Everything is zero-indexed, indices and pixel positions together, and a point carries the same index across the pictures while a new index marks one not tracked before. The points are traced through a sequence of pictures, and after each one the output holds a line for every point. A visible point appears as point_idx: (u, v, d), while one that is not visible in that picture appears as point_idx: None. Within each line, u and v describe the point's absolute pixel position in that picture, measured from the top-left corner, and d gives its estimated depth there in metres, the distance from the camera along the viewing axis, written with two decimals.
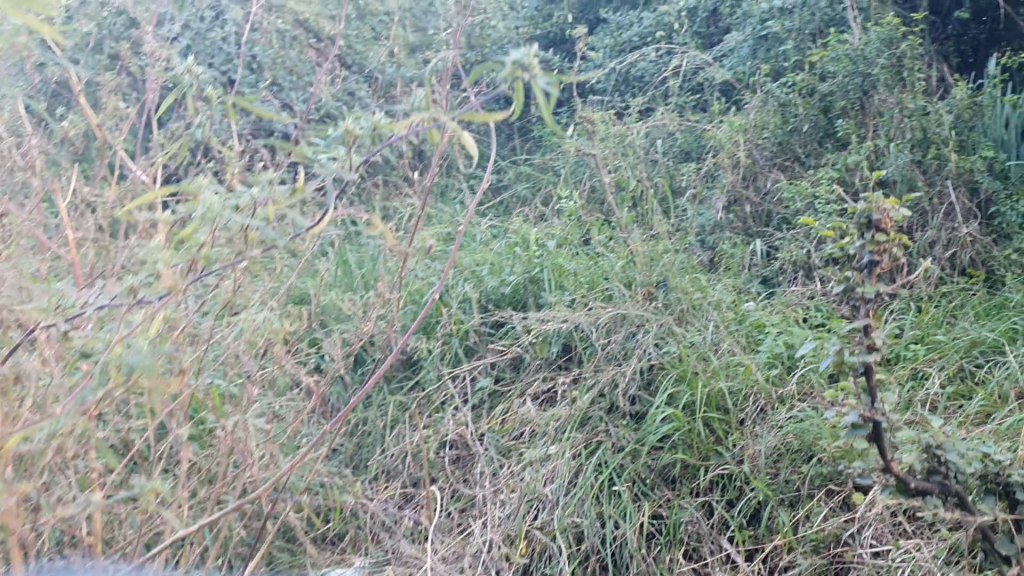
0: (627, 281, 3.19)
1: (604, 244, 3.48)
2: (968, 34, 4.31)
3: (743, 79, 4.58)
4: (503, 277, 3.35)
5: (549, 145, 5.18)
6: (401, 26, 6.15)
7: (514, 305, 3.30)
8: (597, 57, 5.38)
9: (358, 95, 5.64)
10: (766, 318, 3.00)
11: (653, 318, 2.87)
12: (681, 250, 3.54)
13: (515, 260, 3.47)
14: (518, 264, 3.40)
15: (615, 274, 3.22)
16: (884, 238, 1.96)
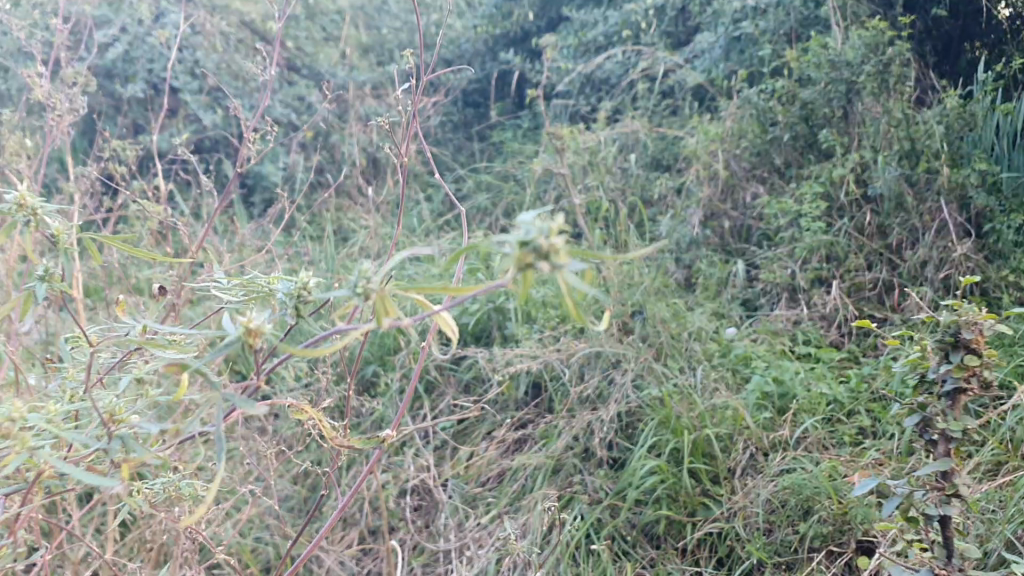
0: (601, 310, 2.98)
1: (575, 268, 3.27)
2: (940, 29, 3.91)
3: (716, 83, 4.39)
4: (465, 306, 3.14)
5: (510, 151, 5.35)
6: (355, 26, 5.91)
7: (478, 336, 3.08)
8: (561, 58, 5.19)
9: (310, 100, 5.38)
10: (752, 351, 2.78)
11: (629, 354, 2.68)
12: (656, 272, 3.33)
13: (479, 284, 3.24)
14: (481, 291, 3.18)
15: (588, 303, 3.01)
16: (974, 362, 1.59)
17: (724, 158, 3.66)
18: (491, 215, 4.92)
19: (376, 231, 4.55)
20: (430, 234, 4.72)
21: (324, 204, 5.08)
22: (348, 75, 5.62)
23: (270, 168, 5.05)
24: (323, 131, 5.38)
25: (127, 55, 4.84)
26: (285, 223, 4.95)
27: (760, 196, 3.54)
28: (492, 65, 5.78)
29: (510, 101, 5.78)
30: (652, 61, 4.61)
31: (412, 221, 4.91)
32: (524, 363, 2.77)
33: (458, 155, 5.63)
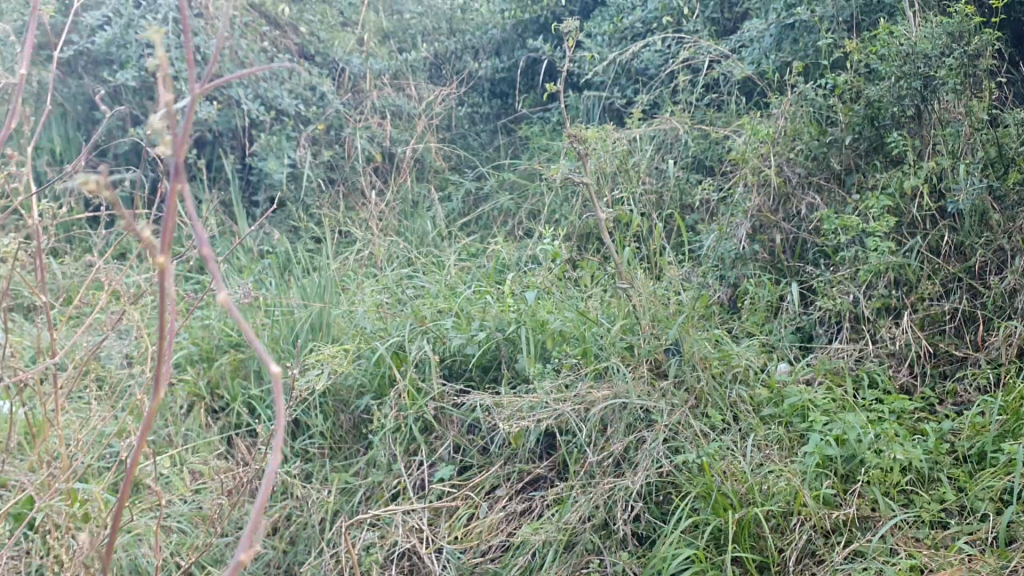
0: (627, 347, 2.56)
1: (600, 289, 2.86)
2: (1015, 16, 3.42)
3: (767, 77, 3.98)
4: (471, 332, 2.76)
5: (535, 147, 4.95)
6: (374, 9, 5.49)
7: (484, 368, 2.74)
8: (595, 46, 4.76)
9: (321, 90, 4.97)
10: (810, 399, 2.33)
11: (661, 409, 2.31)
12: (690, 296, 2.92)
13: (489, 307, 2.85)
14: (491, 315, 2.79)
15: (613, 337, 2.58)
16: None
17: (776, 163, 3.19)
18: (511, 221, 4.57)
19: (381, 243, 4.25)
20: (444, 246, 4.40)
21: (333, 208, 4.77)
22: (365, 64, 5.28)
23: (269, 167, 4.69)
24: (334, 124, 4.95)
25: (117, 40, 4.62)
26: (287, 229, 4.67)
27: (818, 208, 3.09)
28: (519, 52, 5.30)
29: (538, 92, 5.30)
30: (693, 50, 4.18)
31: (425, 229, 4.57)
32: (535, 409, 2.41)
33: (483, 151, 5.27)
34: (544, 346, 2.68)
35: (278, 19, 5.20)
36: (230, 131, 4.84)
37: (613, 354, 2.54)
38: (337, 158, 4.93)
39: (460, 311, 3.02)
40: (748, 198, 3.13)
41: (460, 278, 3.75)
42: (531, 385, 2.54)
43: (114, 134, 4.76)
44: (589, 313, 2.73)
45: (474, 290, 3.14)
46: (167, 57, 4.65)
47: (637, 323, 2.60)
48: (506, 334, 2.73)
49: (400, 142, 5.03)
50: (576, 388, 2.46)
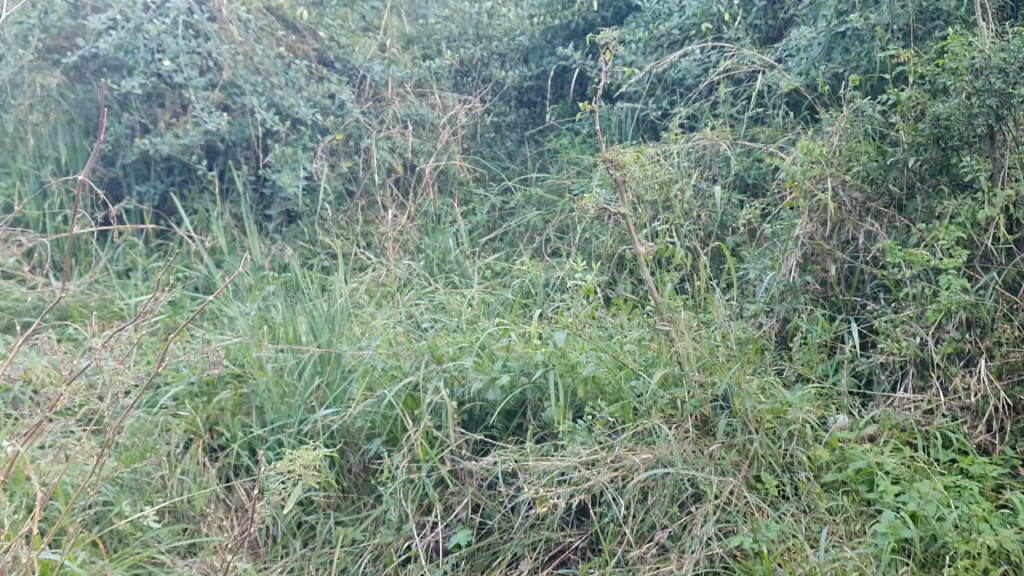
0: (669, 398, 2.31)
1: (638, 323, 2.63)
2: None
3: (814, 88, 3.74)
4: (494, 374, 2.51)
5: (563, 160, 4.70)
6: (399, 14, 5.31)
7: (509, 415, 2.49)
8: (631, 54, 4.56)
9: (339, 99, 4.74)
10: (879, 464, 2.18)
11: (710, 479, 2.14)
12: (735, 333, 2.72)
13: (515, 346, 2.59)
14: (516, 355, 2.53)
15: (652, 388, 2.33)
16: None
17: (831, 187, 2.93)
18: (538, 242, 4.31)
19: (397, 268, 4.01)
20: (467, 270, 4.15)
21: (350, 225, 4.53)
22: (387, 71, 5.05)
23: (282, 181, 4.44)
24: (354, 134, 4.70)
25: (124, 45, 4.40)
26: (301, 248, 4.43)
27: (877, 235, 2.86)
28: (549, 60, 5.12)
29: (569, 101, 5.07)
30: (736, 60, 3.93)
31: (447, 250, 4.33)
32: (566, 476, 2.21)
33: (510, 162, 5.03)
34: (575, 394, 2.44)
35: (297, 24, 5.00)
36: (243, 140, 4.56)
37: (654, 411, 2.30)
38: (356, 170, 4.67)
39: (482, 347, 2.76)
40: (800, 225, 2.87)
41: (483, 306, 3.50)
42: (563, 439, 2.30)
43: (121, 144, 4.54)
44: (626, 356, 2.48)
45: (498, 325, 2.89)
46: (177, 63, 4.42)
47: (680, 372, 2.36)
48: (532, 380, 2.47)
49: (422, 153, 4.78)
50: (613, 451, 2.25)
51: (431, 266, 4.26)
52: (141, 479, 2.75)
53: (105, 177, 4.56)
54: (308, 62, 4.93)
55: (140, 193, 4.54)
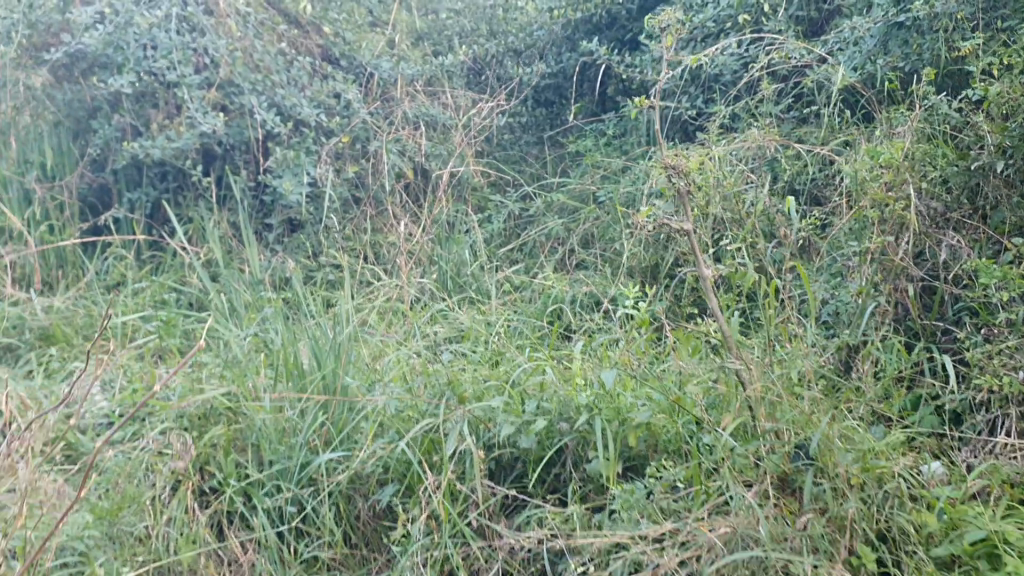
0: (741, 457, 2.06)
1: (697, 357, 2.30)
2: None
3: (869, 84, 3.43)
4: (531, 418, 2.25)
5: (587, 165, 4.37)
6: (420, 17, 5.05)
7: (547, 469, 2.24)
8: (661, 50, 4.29)
9: (344, 97, 4.41)
10: (1002, 533, 1.84)
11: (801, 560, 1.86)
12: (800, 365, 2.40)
13: (552, 385, 2.33)
14: (557, 403, 2.27)
15: (723, 443, 2.08)
16: None
17: (905, 194, 2.60)
18: (562, 253, 4.00)
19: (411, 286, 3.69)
20: (486, 285, 3.84)
21: (359, 235, 4.21)
22: (396, 69, 4.72)
23: (284, 187, 4.08)
24: (361, 136, 4.36)
25: (113, 40, 4.06)
26: (303, 259, 4.08)
27: (960, 249, 2.52)
28: (570, 56, 4.79)
29: (591, 100, 4.78)
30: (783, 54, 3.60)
31: (463, 262, 4.02)
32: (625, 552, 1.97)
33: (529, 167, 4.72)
34: (625, 441, 2.19)
35: (300, 18, 4.66)
36: (241, 143, 4.21)
37: (729, 472, 2.05)
38: (364, 176, 4.36)
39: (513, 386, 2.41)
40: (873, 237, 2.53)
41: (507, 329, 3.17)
42: (621, 507, 2.05)
43: (110, 147, 4.19)
44: (686, 399, 2.19)
45: (531, 355, 2.57)
46: (169, 59, 4.08)
47: (754, 424, 2.12)
48: (574, 427, 2.22)
49: (435, 156, 4.49)
50: (680, 520, 2.00)
51: (446, 280, 3.93)
52: (122, 528, 2.39)
53: (94, 183, 4.21)
54: (312, 59, 4.60)
55: (131, 200, 4.19)
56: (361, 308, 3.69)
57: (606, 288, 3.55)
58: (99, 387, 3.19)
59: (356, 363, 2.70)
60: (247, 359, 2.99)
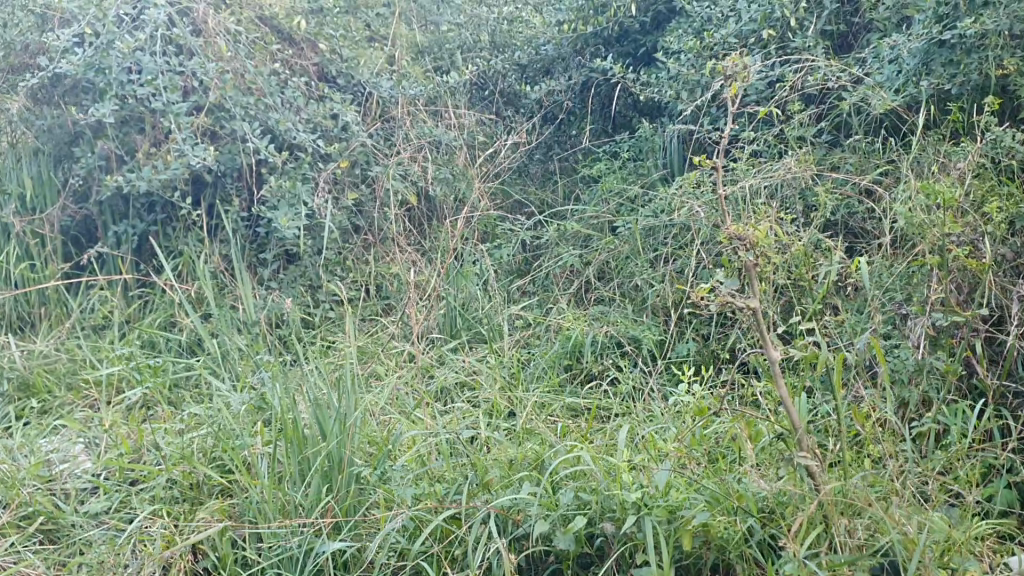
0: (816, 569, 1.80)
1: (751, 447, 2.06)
2: None
3: (909, 106, 3.20)
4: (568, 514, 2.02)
5: (599, 190, 4.16)
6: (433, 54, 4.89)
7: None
8: (679, 66, 4.02)
9: (343, 119, 4.15)
10: None
11: None
12: (862, 441, 2.16)
13: (594, 477, 2.10)
14: (598, 501, 2.03)
15: (792, 553, 1.83)
16: None
17: (970, 239, 2.37)
18: (576, 286, 3.77)
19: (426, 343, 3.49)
20: (498, 323, 3.62)
21: (360, 268, 3.97)
22: (397, 88, 4.44)
23: (280, 221, 3.80)
24: (361, 160, 4.13)
25: (94, 63, 3.77)
26: (301, 296, 3.84)
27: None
28: (579, 72, 4.52)
29: (602, 119, 4.58)
30: (817, 76, 3.37)
31: (471, 297, 3.81)
32: None
33: (538, 191, 4.51)
34: (677, 543, 1.95)
35: (294, 35, 4.38)
36: (233, 170, 3.94)
37: None
38: (364, 203, 4.12)
39: (548, 480, 2.15)
40: (964, 310, 2.23)
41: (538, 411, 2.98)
42: None
43: (93, 177, 3.93)
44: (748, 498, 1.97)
45: (566, 442, 2.34)
46: (154, 85, 3.79)
47: (829, 531, 1.89)
48: (620, 528, 1.99)
49: (439, 181, 4.29)
50: None
51: (454, 318, 3.73)
52: None
53: (78, 216, 3.96)
54: (308, 79, 4.33)
55: (117, 233, 3.93)
56: (368, 357, 3.49)
57: (626, 327, 3.31)
58: (82, 446, 2.94)
59: (366, 436, 2.48)
60: (247, 424, 2.77)
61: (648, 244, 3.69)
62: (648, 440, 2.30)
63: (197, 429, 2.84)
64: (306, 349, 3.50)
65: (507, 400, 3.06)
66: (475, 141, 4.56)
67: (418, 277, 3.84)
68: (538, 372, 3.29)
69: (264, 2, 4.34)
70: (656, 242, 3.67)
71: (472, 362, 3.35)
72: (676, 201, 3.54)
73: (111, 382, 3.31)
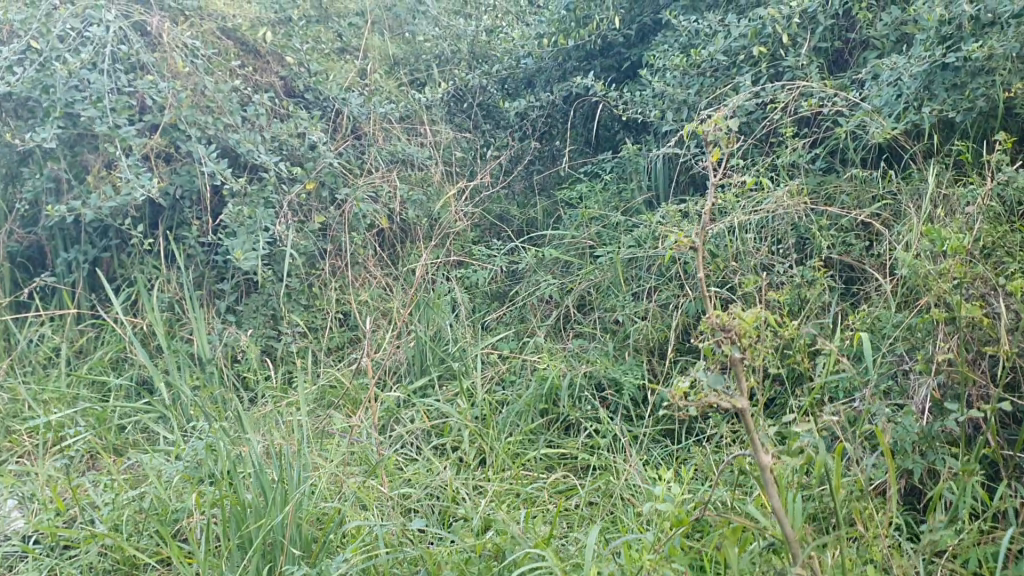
0: None
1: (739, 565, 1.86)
2: None
3: (911, 133, 3.00)
4: None
5: (580, 211, 3.94)
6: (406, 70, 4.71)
7: None
8: (665, 85, 3.81)
9: (310, 138, 3.92)
10: None
11: None
12: (863, 540, 1.94)
13: None
14: None
15: None
16: None
17: (982, 293, 2.17)
18: (555, 317, 3.54)
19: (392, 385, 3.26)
20: (469, 359, 3.38)
21: (326, 296, 3.74)
22: (368, 104, 4.21)
23: (236, 254, 3.53)
24: (328, 182, 3.89)
25: (40, 81, 3.52)
26: (264, 326, 3.61)
27: None
28: (560, 87, 4.31)
29: (584, 137, 4.36)
30: (814, 101, 3.15)
31: (441, 332, 3.55)
32: None
33: (516, 211, 4.28)
34: None
35: (258, 48, 4.15)
36: (191, 193, 3.71)
37: None
38: (331, 227, 3.87)
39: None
40: (986, 403, 1.99)
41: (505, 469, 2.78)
42: None
43: (42, 200, 3.66)
44: None
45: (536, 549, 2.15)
46: (101, 107, 3.53)
47: None
48: None
49: (412, 203, 4.05)
50: None
51: (424, 351, 3.44)
52: None
53: (25, 241, 3.70)
54: (272, 95, 4.09)
55: (66, 260, 3.67)
56: (332, 397, 3.26)
57: (606, 367, 3.10)
58: (14, 502, 2.68)
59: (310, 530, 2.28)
60: (190, 490, 2.53)
61: (630, 274, 3.47)
62: (628, 548, 2.11)
63: (139, 493, 2.60)
64: (265, 388, 3.27)
65: (478, 460, 2.86)
66: (451, 159, 4.34)
67: (390, 309, 3.61)
68: (512, 417, 3.04)
69: (226, 14, 4.10)
70: (638, 272, 3.45)
71: (442, 403, 3.12)
72: (661, 230, 3.32)
73: (50, 428, 3.07)
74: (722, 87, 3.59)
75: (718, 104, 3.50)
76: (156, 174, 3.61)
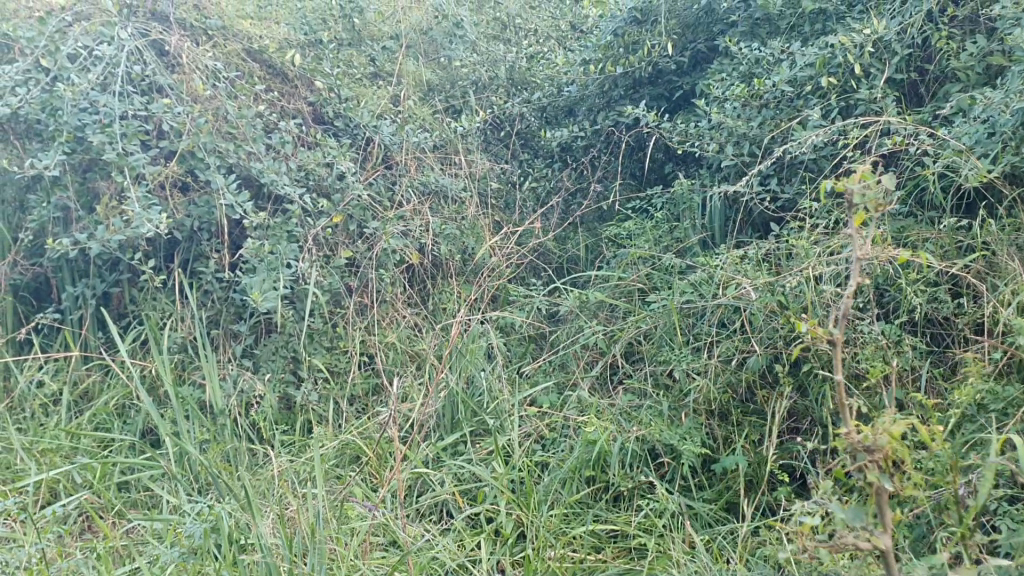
0: None
1: None
2: None
3: (1009, 176, 2.68)
4: None
5: (626, 251, 3.63)
6: (443, 96, 4.44)
7: None
8: (723, 116, 3.51)
9: (338, 169, 3.64)
10: None
11: None
12: None
13: None
14: None
15: None
16: None
17: None
18: (600, 367, 3.23)
19: (421, 443, 2.95)
20: (505, 415, 3.06)
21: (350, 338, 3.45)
22: (401, 133, 3.92)
23: (253, 295, 3.22)
24: (356, 216, 3.60)
25: (48, 103, 3.27)
26: (282, 371, 3.31)
27: None
28: (608, 118, 4.03)
29: (631, 171, 4.06)
30: (898, 140, 2.85)
31: (474, 382, 3.24)
32: None
33: (556, 249, 3.98)
34: None
35: (286, 71, 3.89)
36: (209, 223, 3.43)
37: None
38: (358, 261, 3.59)
39: None
40: None
41: (554, 545, 2.50)
42: None
43: (48, 230, 3.38)
44: None
45: None
46: (110, 132, 3.26)
47: None
48: None
49: (446, 238, 3.77)
50: None
51: (456, 404, 3.14)
52: None
53: (29, 273, 3.41)
54: (299, 122, 3.82)
55: (74, 295, 3.39)
56: (355, 455, 2.96)
57: (660, 431, 2.80)
58: None
59: None
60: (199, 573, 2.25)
61: (685, 323, 3.16)
62: None
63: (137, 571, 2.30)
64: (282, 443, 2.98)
65: (522, 536, 2.58)
66: (488, 191, 4.04)
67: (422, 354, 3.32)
68: (554, 485, 2.74)
69: (252, 35, 3.87)
70: (693, 322, 3.14)
71: (477, 467, 2.80)
72: (723, 278, 3.01)
73: (46, 485, 2.77)
74: (791, 123, 3.29)
75: (788, 141, 3.20)
76: (170, 205, 3.34)
